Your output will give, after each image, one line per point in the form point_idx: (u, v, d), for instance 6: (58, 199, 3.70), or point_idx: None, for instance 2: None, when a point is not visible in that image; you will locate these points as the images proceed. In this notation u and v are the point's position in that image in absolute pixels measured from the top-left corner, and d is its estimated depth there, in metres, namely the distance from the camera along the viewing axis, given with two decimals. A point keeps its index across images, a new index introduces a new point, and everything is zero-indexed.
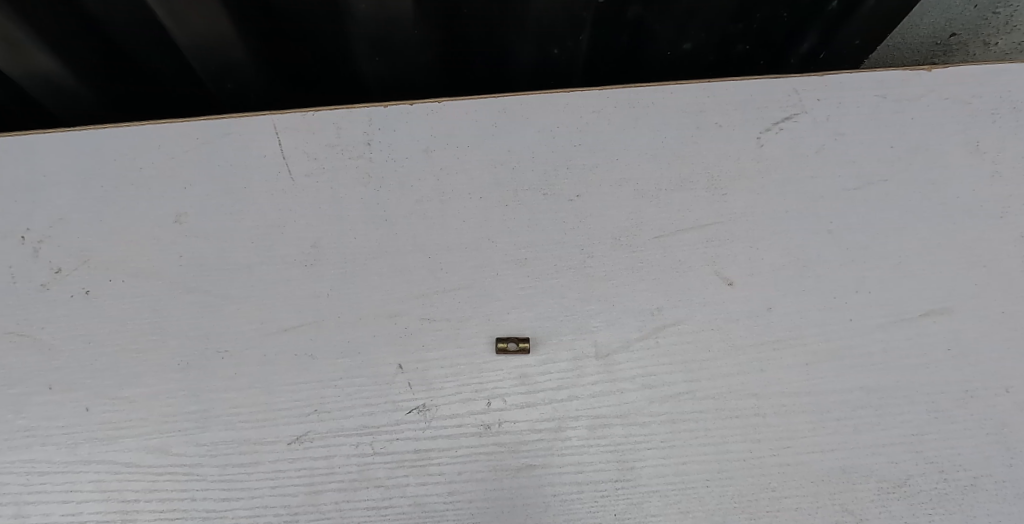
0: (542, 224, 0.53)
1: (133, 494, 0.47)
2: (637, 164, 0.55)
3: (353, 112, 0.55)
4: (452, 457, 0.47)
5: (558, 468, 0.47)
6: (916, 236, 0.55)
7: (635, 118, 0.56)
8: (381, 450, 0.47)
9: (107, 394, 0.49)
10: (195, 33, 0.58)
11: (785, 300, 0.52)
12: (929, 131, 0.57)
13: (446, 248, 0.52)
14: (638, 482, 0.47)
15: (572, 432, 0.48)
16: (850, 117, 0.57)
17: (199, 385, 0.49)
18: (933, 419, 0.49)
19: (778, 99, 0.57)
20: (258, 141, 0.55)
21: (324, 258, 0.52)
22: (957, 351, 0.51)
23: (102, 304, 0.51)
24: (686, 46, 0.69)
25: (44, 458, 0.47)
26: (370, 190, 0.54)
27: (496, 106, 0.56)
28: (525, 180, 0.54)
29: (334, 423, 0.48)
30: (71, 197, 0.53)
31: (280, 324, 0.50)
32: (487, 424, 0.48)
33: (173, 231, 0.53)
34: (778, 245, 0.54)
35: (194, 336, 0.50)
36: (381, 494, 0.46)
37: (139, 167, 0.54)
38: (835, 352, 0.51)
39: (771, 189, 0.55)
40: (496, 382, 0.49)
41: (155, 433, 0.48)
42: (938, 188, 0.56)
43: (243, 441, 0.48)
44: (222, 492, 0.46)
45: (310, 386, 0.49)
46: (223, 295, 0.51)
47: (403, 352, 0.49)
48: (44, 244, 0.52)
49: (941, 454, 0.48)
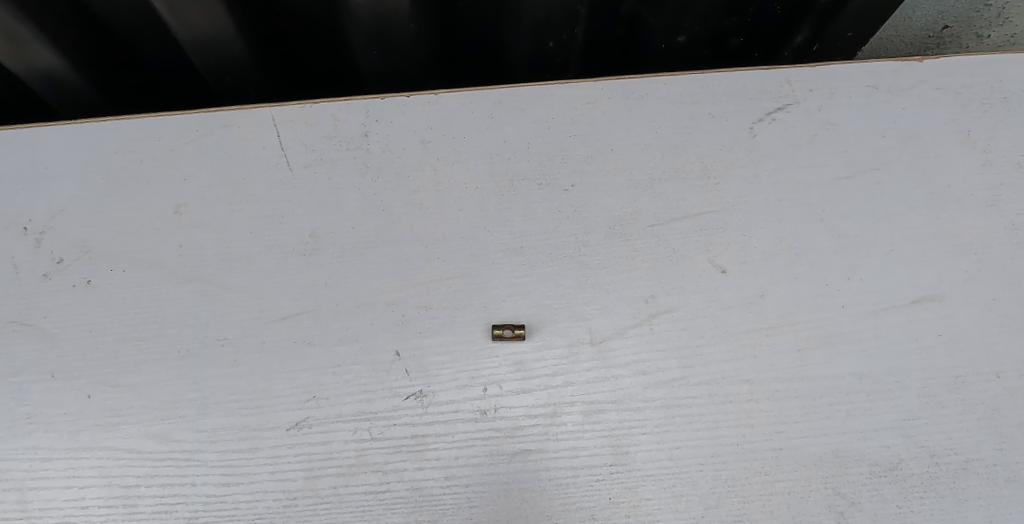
0: (538, 213, 0.54)
1: (134, 479, 0.47)
2: (631, 153, 0.56)
3: (351, 104, 0.56)
4: (449, 442, 0.48)
5: (554, 453, 0.48)
6: (908, 224, 0.55)
7: (629, 108, 0.57)
8: (379, 435, 0.48)
9: (108, 382, 0.49)
10: (196, 33, 0.58)
11: (777, 288, 0.53)
12: (920, 121, 0.58)
13: (442, 237, 0.53)
14: (632, 466, 0.48)
15: (567, 418, 0.49)
16: (841, 107, 0.58)
17: (199, 373, 0.49)
18: (924, 403, 0.50)
19: (770, 90, 0.58)
20: (257, 133, 0.55)
21: (322, 248, 0.53)
22: (948, 337, 0.52)
23: (103, 294, 0.51)
24: (681, 40, 0.69)
25: (46, 444, 0.48)
26: (367, 180, 0.54)
27: (492, 97, 0.57)
28: (521, 169, 0.55)
29: (333, 409, 0.48)
30: (73, 189, 0.54)
31: (279, 312, 0.51)
32: (483, 410, 0.49)
33: (173, 222, 0.53)
34: (771, 233, 0.54)
35: (194, 324, 0.51)
36: (379, 479, 0.47)
37: (139, 159, 0.55)
38: (827, 338, 0.51)
39: (764, 178, 0.56)
40: (492, 369, 0.50)
41: (156, 419, 0.48)
42: (930, 177, 0.57)
43: (243, 428, 0.48)
44: (222, 477, 0.47)
45: (309, 372, 0.49)
46: (223, 284, 0.52)
47: (400, 339, 0.50)
48: (46, 235, 0.53)
49: (932, 438, 0.49)
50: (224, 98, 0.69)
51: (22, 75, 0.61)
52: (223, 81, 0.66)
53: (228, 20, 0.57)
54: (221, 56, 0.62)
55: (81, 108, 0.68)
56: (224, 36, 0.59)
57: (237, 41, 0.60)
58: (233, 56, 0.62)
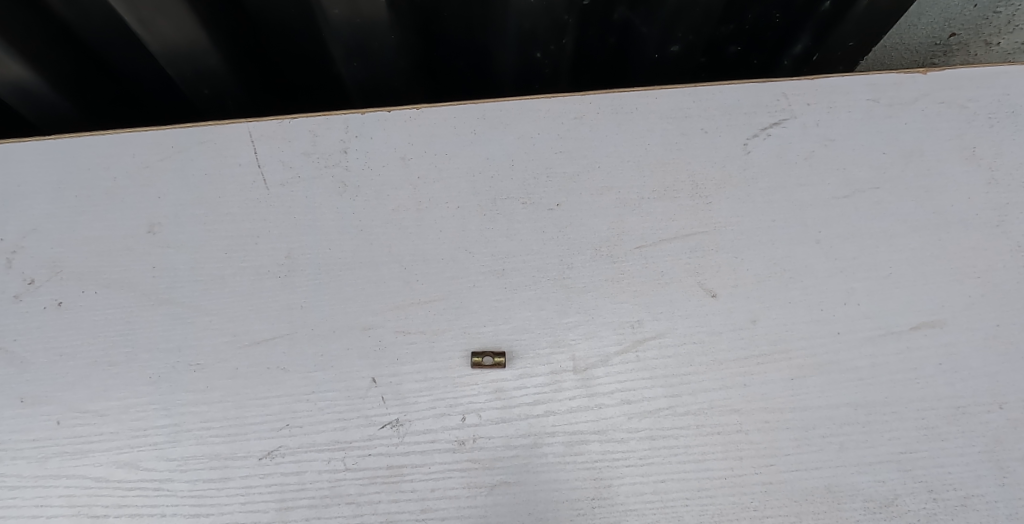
0: (521, 234, 0.52)
1: (103, 509, 0.46)
2: (619, 170, 0.54)
3: (330, 119, 0.54)
4: (425, 472, 0.46)
5: (534, 485, 0.46)
6: (908, 246, 0.53)
7: (618, 123, 0.55)
8: (353, 466, 0.46)
9: (78, 408, 0.48)
10: (168, 44, 0.56)
11: (769, 313, 0.51)
12: (922, 137, 0.56)
13: (422, 258, 0.51)
14: (615, 500, 0.46)
15: (548, 449, 0.47)
16: (840, 122, 0.56)
17: (170, 399, 0.48)
18: (922, 436, 0.48)
19: (766, 103, 0.56)
20: (234, 149, 0.54)
21: (298, 269, 0.51)
22: (949, 366, 0.50)
23: (74, 316, 0.50)
24: (675, 49, 0.66)
25: (15, 472, 0.47)
26: (345, 198, 0.53)
27: (475, 112, 0.55)
28: (504, 187, 0.53)
29: (306, 438, 0.47)
30: (44, 208, 0.53)
31: (253, 336, 0.49)
32: (461, 440, 0.47)
33: (147, 242, 0.52)
34: (764, 256, 0.52)
35: (165, 349, 0.49)
36: (352, 511, 0.46)
37: (113, 176, 0.54)
38: (822, 366, 0.49)
39: (758, 197, 0.54)
40: (471, 397, 0.48)
41: (125, 447, 0.47)
42: (933, 196, 0.54)
43: (215, 457, 0.47)
44: (191, 508, 0.46)
45: (283, 399, 0.48)
46: (196, 307, 0.50)
47: (376, 365, 0.48)
48: (18, 255, 0.52)
49: (930, 473, 0.47)
50: (206, 113, 0.67)
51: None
52: (202, 96, 0.64)
53: (202, 31, 0.55)
54: (198, 70, 0.60)
55: (60, 125, 0.66)
56: (199, 49, 0.57)
57: (212, 54, 0.58)
58: (210, 70, 0.60)
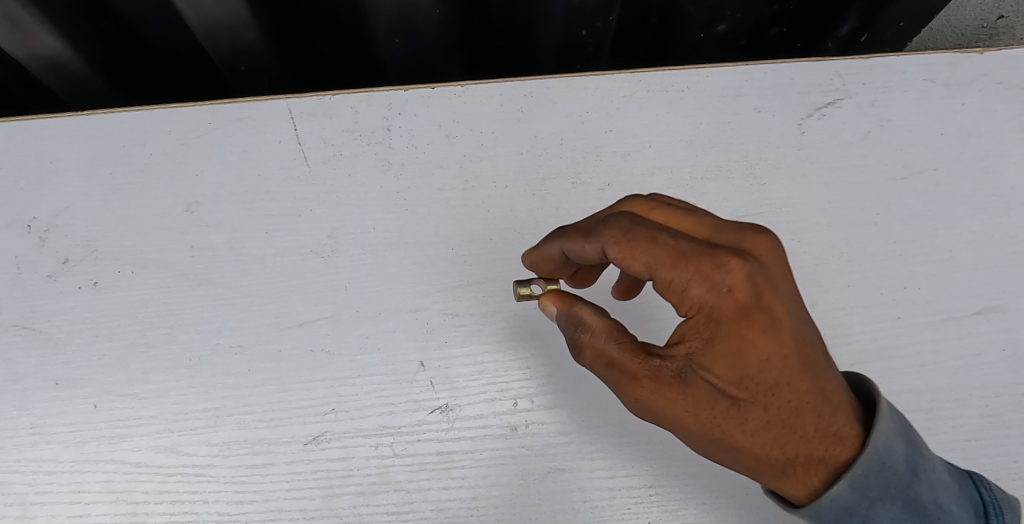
0: (571, 214, 0.50)
1: (143, 495, 0.44)
2: (670, 149, 0.52)
3: (373, 97, 0.53)
4: (476, 459, 0.45)
5: (588, 472, 0.44)
6: (968, 229, 0.51)
7: (668, 101, 0.53)
8: (402, 452, 0.45)
9: (116, 391, 0.46)
10: (208, 17, 0.54)
11: (828, 297, 0.49)
12: (980, 118, 0.54)
13: (469, 239, 0.49)
14: (672, 489, 0.44)
15: (603, 436, 0.45)
16: (895, 102, 0.54)
17: (210, 382, 0.47)
18: (987, 424, 0.46)
19: (820, 83, 0.54)
20: (274, 127, 0.52)
21: (341, 249, 0.49)
22: (1013, 352, 0.48)
23: (111, 297, 0.49)
24: (721, 29, 0.64)
25: (50, 457, 0.45)
26: (389, 177, 0.51)
27: (521, 90, 0.53)
28: (554, 166, 0.51)
29: (353, 423, 0.45)
30: (78, 185, 0.51)
31: (295, 318, 0.48)
32: (513, 425, 0.45)
33: (185, 221, 0.50)
34: (821, 238, 0.50)
35: (205, 330, 0.48)
36: (401, 499, 0.44)
37: (150, 153, 0.52)
38: (882, 352, 0.47)
39: (813, 178, 0.52)
40: (522, 382, 0.46)
41: (165, 432, 0.45)
42: (992, 178, 0.53)
43: (258, 442, 0.45)
44: (235, 494, 0.44)
45: (327, 383, 0.46)
46: (236, 287, 0.49)
47: (424, 348, 0.47)
48: (51, 234, 0.50)
49: (998, 462, 0.45)
50: (239, 89, 0.66)
51: (30, 66, 0.58)
52: (238, 71, 0.63)
53: (244, 4, 0.54)
54: (236, 43, 0.58)
55: (90, 99, 0.64)
56: (238, 22, 0.56)
57: (251, 27, 0.57)
58: (247, 43, 0.59)
